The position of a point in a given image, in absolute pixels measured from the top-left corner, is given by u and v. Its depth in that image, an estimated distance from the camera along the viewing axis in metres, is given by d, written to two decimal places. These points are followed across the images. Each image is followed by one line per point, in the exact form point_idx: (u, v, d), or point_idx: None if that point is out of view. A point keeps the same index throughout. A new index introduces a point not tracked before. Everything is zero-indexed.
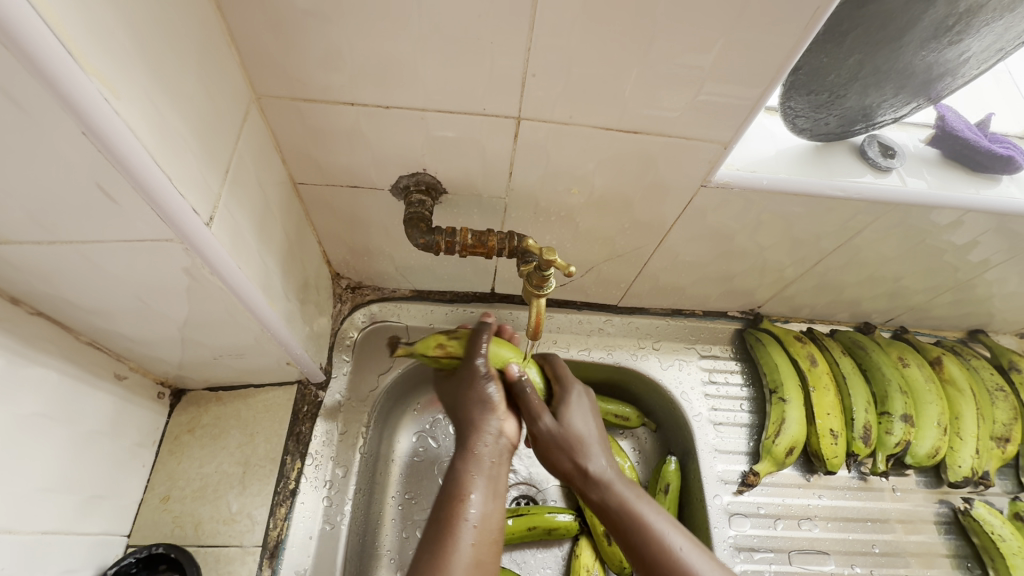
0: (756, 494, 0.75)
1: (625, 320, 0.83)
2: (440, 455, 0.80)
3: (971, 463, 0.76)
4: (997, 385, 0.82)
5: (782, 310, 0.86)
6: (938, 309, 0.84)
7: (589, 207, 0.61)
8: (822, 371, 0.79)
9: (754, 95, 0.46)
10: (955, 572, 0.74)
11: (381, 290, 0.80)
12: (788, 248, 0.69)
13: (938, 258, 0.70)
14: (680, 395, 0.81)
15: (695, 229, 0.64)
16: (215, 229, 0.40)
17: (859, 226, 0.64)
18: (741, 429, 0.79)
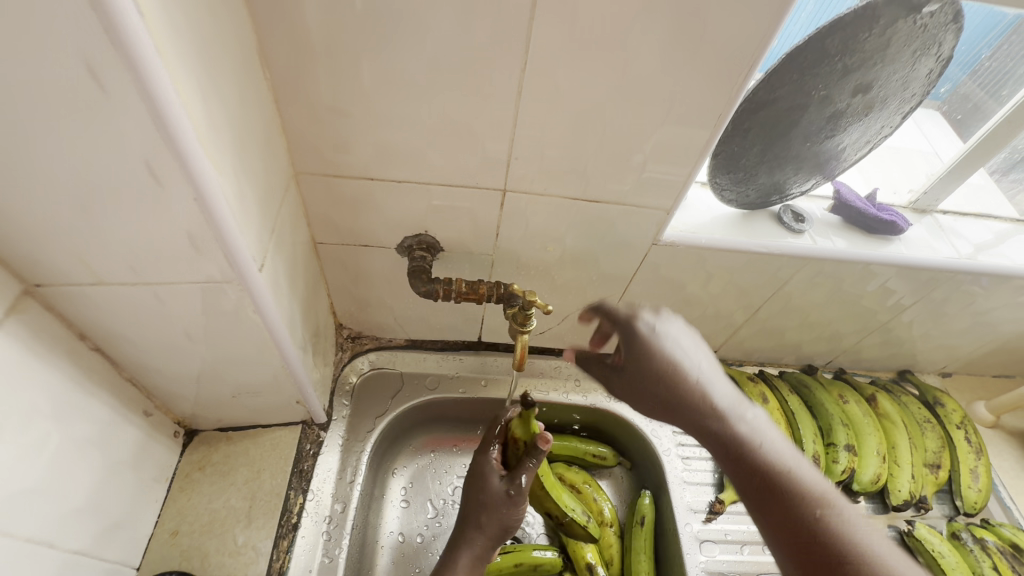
0: (724, 521, 0.82)
1: None
2: (431, 494, 0.87)
3: (909, 488, 0.85)
4: (925, 417, 0.93)
5: (735, 354, 0.97)
6: (868, 351, 0.97)
7: (562, 261, 0.72)
8: (773, 408, 0.90)
9: (684, 173, 0.60)
10: None
11: (379, 339, 0.89)
12: (731, 297, 0.81)
13: (857, 303, 0.84)
14: (651, 432, 0.89)
15: (652, 280, 0.76)
16: (263, 274, 0.49)
17: (786, 276, 0.77)
18: (708, 462, 0.88)
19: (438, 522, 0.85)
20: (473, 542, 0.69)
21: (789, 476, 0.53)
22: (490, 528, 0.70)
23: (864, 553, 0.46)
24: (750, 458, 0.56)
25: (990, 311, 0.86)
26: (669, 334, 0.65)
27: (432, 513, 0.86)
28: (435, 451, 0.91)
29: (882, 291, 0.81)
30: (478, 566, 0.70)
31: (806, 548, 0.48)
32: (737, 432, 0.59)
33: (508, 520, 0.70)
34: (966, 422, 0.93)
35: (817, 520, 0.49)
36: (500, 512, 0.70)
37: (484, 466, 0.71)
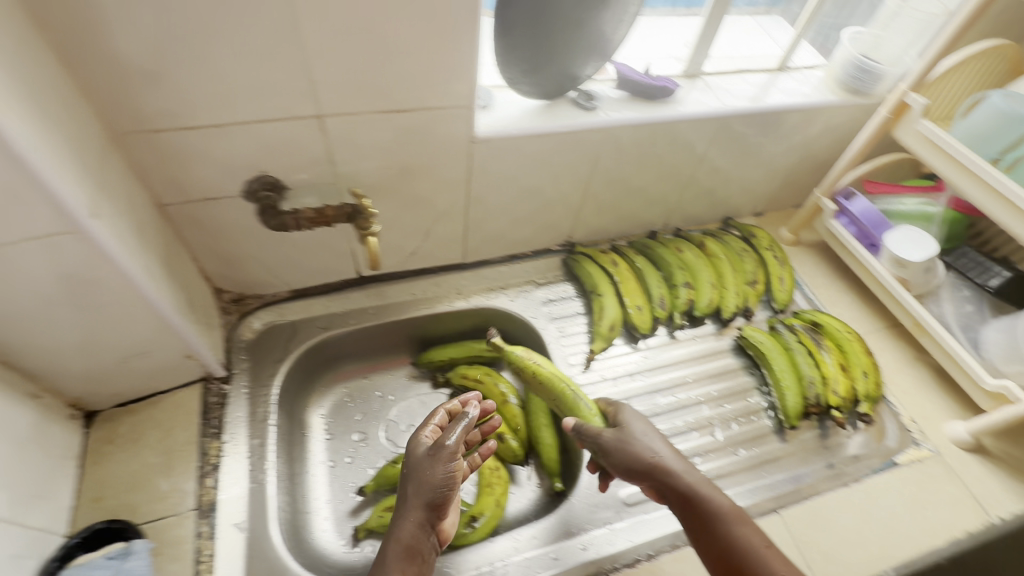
0: (599, 366, 0.99)
1: (473, 273, 1.06)
2: (353, 421, 0.99)
3: (734, 303, 1.06)
4: (742, 248, 1.15)
5: (587, 236, 1.12)
6: (691, 206, 1.16)
7: (399, 175, 0.81)
8: (623, 268, 1.07)
9: (468, 69, 0.70)
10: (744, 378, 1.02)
11: (263, 297, 0.95)
12: (560, 179, 0.94)
13: (662, 163, 1.00)
14: (528, 315, 1.03)
15: (485, 177, 0.87)
16: (97, 222, 0.54)
17: (594, 150, 0.91)
18: (580, 326, 1.03)
19: (365, 441, 0.97)
20: (404, 518, 0.65)
21: (703, 493, 0.68)
22: (416, 495, 0.65)
23: (761, 548, 0.63)
24: (681, 488, 0.68)
25: (765, 149, 1.06)
26: (639, 432, 0.74)
27: (358, 437, 0.97)
28: (348, 384, 1.03)
29: (676, 148, 0.98)
30: (416, 548, 0.63)
31: (709, 541, 0.65)
32: (689, 479, 0.69)
33: (439, 487, 0.65)
34: (772, 244, 1.16)
35: (731, 532, 0.65)
36: (423, 475, 0.66)
37: (416, 449, 0.69)
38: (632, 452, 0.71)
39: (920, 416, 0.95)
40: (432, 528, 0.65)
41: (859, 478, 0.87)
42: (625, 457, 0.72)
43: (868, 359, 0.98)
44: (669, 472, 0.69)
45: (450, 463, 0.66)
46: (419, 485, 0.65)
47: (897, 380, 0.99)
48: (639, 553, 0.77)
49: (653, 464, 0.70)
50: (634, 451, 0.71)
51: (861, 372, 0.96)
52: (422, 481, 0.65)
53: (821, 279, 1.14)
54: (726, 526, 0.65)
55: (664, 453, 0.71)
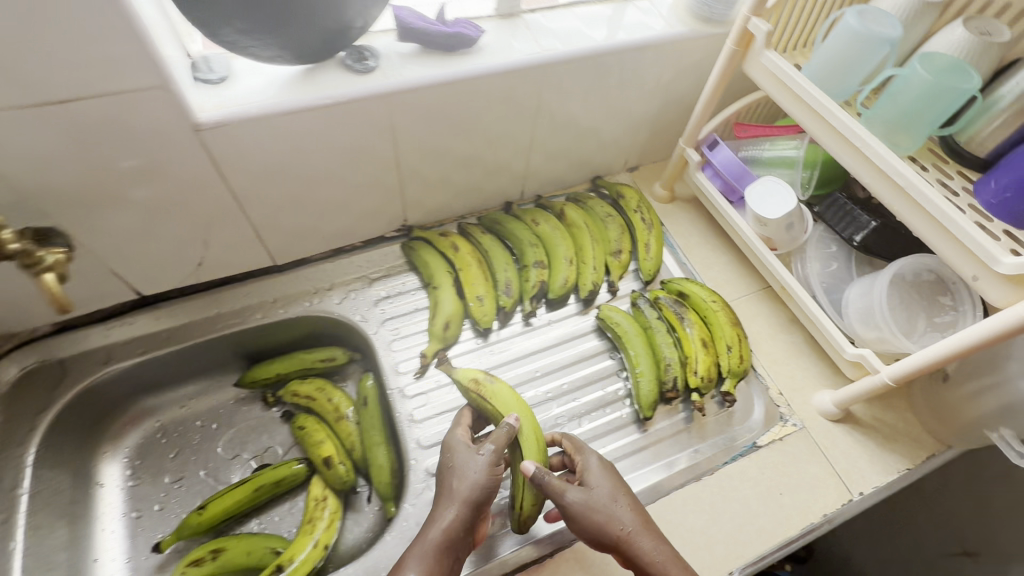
0: (437, 371, 0.86)
1: (291, 276, 0.91)
2: (164, 461, 0.88)
3: (593, 279, 0.94)
4: (607, 213, 1.01)
5: (427, 217, 0.97)
6: (547, 170, 1.01)
7: (117, 181, 0.64)
8: (465, 252, 0.93)
9: (135, 38, 0.52)
10: (606, 362, 0.91)
11: (17, 337, 0.79)
12: (355, 160, 0.78)
13: (489, 126, 0.84)
14: (357, 319, 0.90)
15: (247, 169, 0.71)
16: None
17: (386, 121, 0.74)
18: (417, 324, 0.90)
19: (179, 483, 0.86)
20: (441, 510, 0.64)
21: (662, 573, 0.62)
22: (463, 487, 0.65)
23: None
24: (647, 564, 0.62)
25: (616, 97, 0.91)
26: (596, 495, 0.66)
27: (172, 478, 0.87)
28: (159, 417, 0.90)
29: (499, 108, 0.82)
30: (450, 546, 0.62)
31: None
32: (648, 558, 0.63)
33: (472, 485, 0.65)
34: (642, 205, 1.02)
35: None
36: (468, 474, 0.66)
37: (450, 444, 0.70)
38: (604, 518, 0.64)
39: (788, 387, 0.87)
40: (465, 532, 0.63)
41: (715, 467, 0.79)
42: (597, 525, 0.64)
43: (734, 330, 0.88)
44: (629, 544, 0.63)
45: (484, 454, 0.67)
46: (456, 474, 0.66)
47: (768, 348, 0.90)
48: (542, 551, 0.73)
49: (624, 535, 0.64)
50: (598, 521, 0.64)
51: (726, 346, 0.87)
52: (455, 474, 0.66)
53: (696, 240, 1.03)
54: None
55: (631, 528, 0.64)
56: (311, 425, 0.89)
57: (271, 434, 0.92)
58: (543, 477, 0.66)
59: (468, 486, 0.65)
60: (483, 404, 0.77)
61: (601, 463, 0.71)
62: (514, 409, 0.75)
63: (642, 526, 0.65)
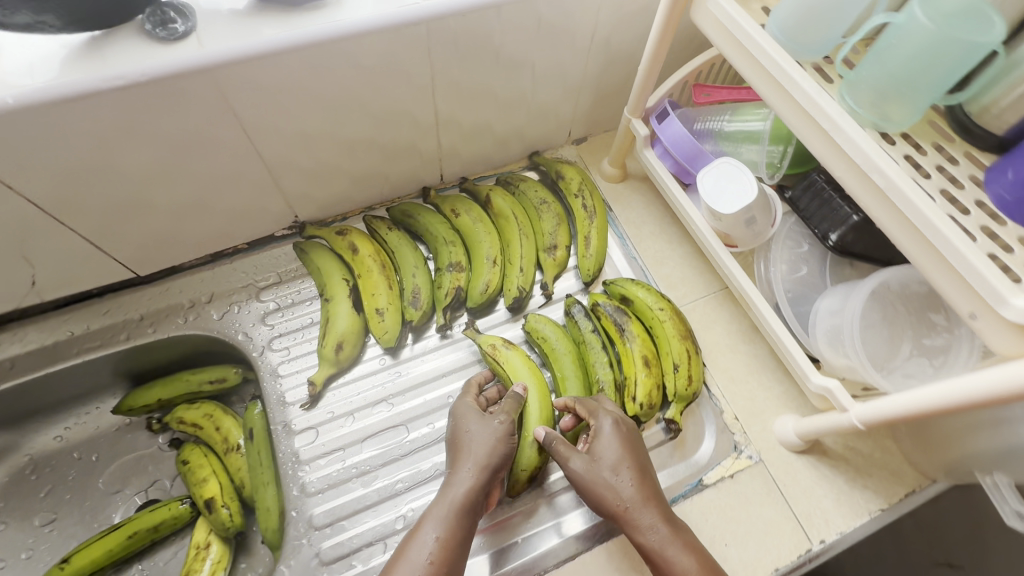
0: (329, 400, 0.74)
1: (160, 288, 0.77)
2: (34, 501, 0.78)
3: (521, 283, 0.79)
4: (541, 200, 0.85)
5: (323, 211, 0.82)
6: (467, 148, 0.84)
7: None
8: (366, 255, 0.78)
9: None
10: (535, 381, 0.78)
11: None
12: (194, 153, 0.62)
13: (370, 102, 0.67)
14: (239, 339, 0.77)
15: (38, 173, 0.55)
16: None
17: (216, 103, 0.58)
18: (311, 343, 0.77)
19: (50, 526, 0.77)
20: (457, 471, 0.61)
21: (662, 549, 0.58)
22: (474, 451, 0.62)
23: None
24: (643, 543, 0.59)
25: (539, 56, 0.72)
26: (607, 460, 0.62)
27: (43, 520, 0.77)
28: (26, 452, 0.80)
29: (377, 78, 0.64)
30: (470, 508, 0.59)
31: None
32: (651, 535, 0.59)
33: (491, 446, 0.62)
34: (585, 187, 0.85)
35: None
36: (481, 439, 0.63)
37: (461, 407, 0.67)
38: (605, 488, 0.61)
39: (746, 411, 0.73)
40: (480, 499, 0.60)
41: None
42: (599, 494, 0.61)
43: (684, 345, 0.73)
44: (632, 520, 0.60)
45: (503, 416, 0.64)
46: (479, 436, 0.63)
47: (725, 363, 0.76)
48: None
49: (621, 509, 0.60)
50: (602, 492, 0.61)
51: (672, 366, 0.72)
52: (466, 437, 0.63)
53: (650, 228, 0.86)
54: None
55: (637, 501, 0.60)
56: (197, 459, 0.77)
57: (159, 465, 0.82)
58: (550, 441, 0.64)
59: (481, 449, 0.62)
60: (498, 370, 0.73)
61: (614, 425, 0.65)
62: (525, 377, 0.71)
63: (654, 500, 0.61)
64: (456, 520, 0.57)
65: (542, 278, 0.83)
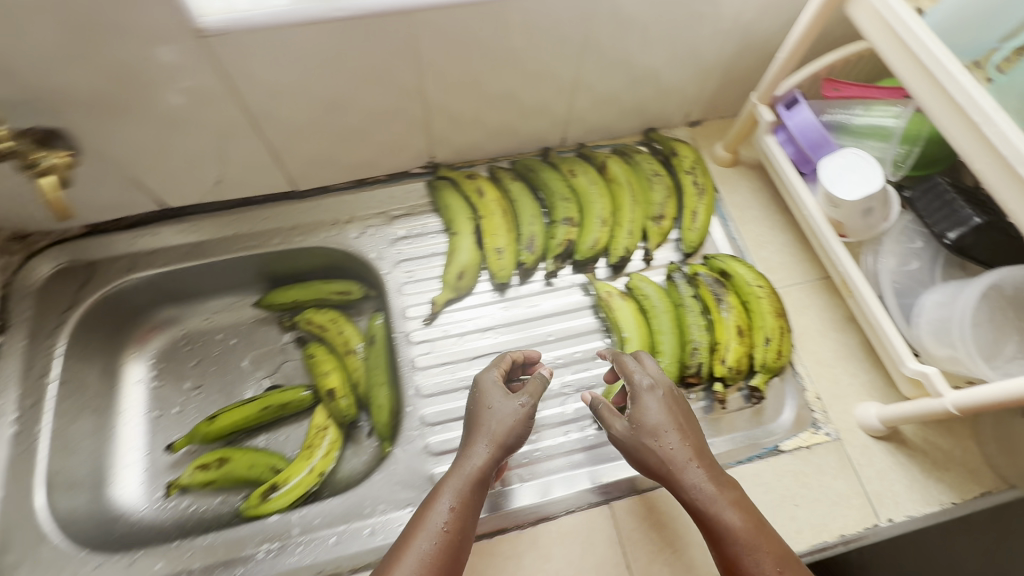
0: (445, 320, 0.83)
1: (312, 203, 0.89)
2: (184, 368, 0.90)
3: (627, 244, 0.86)
4: (654, 172, 0.90)
5: (457, 156, 0.90)
6: (593, 116, 0.90)
7: (127, 88, 0.62)
8: (491, 199, 0.86)
9: None
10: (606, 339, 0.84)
11: (52, 234, 0.82)
12: (375, 86, 0.71)
13: (525, 61, 0.75)
14: (373, 257, 0.87)
15: (257, 85, 0.66)
16: None
17: (409, 44, 0.67)
18: (433, 269, 0.86)
19: (196, 391, 0.89)
20: (472, 447, 0.59)
21: (715, 508, 0.56)
22: (482, 432, 0.60)
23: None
24: (698, 499, 0.57)
25: (682, 35, 0.78)
26: (652, 415, 0.60)
27: (191, 384, 0.90)
28: (182, 328, 0.92)
29: (538, 37, 0.71)
30: (483, 483, 0.58)
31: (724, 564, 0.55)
32: (697, 488, 0.57)
33: (515, 422, 0.61)
34: (697, 166, 0.91)
35: (738, 554, 0.54)
36: (503, 416, 0.61)
37: (483, 384, 0.65)
38: (649, 443, 0.59)
39: (829, 392, 0.77)
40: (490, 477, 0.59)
41: (726, 465, 0.73)
42: (642, 453, 0.60)
43: (777, 322, 0.78)
44: (678, 478, 0.58)
45: (526, 397, 0.63)
46: (501, 413, 0.61)
47: (814, 347, 0.80)
48: (558, 509, 0.70)
49: (667, 468, 0.58)
50: (647, 448, 0.59)
51: (763, 338, 0.77)
52: (489, 413, 0.61)
53: (754, 213, 0.91)
54: (734, 548, 0.54)
55: (683, 458, 0.58)
56: (322, 353, 0.89)
57: (286, 358, 0.94)
58: (596, 402, 0.66)
59: (503, 426, 0.60)
60: (609, 315, 0.81)
61: (653, 387, 0.63)
62: (631, 327, 0.79)
63: (705, 458, 0.59)
64: (474, 493, 0.57)
65: (645, 246, 0.88)
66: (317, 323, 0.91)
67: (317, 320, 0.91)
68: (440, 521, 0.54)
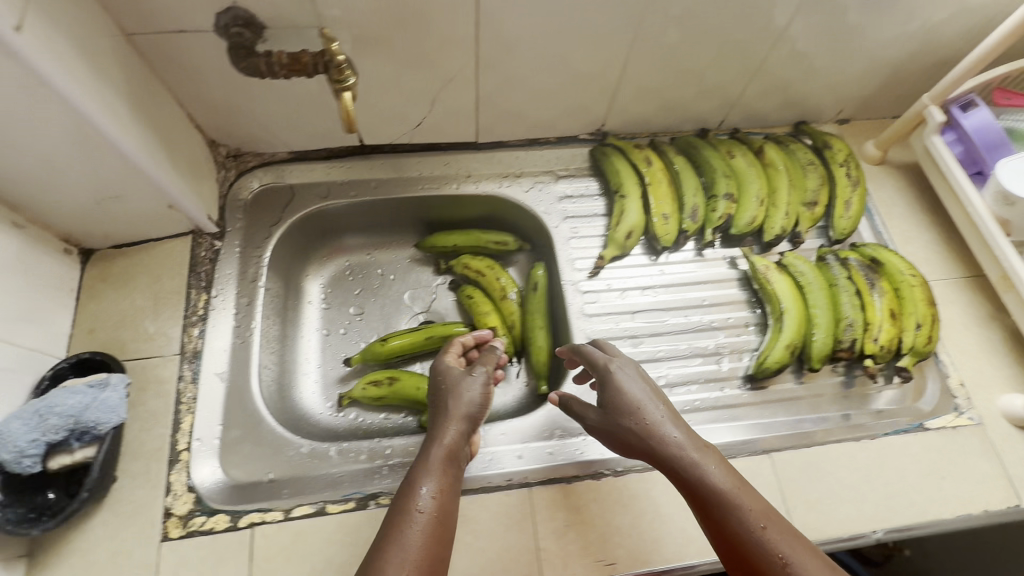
0: (607, 275, 0.89)
1: (488, 155, 0.95)
2: (350, 293, 0.98)
3: (783, 224, 0.91)
4: (810, 161, 0.95)
5: (625, 126, 0.97)
6: (758, 103, 0.96)
7: (395, 24, 0.69)
8: (657, 168, 0.92)
9: None
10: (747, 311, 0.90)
11: (261, 156, 0.90)
12: (591, 48, 0.78)
13: (725, 41, 0.81)
14: (541, 211, 0.93)
15: (499, 34, 0.73)
16: (31, 38, 0.49)
17: (638, 12, 0.73)
18: (596, 229, 0.93)
19: (359, 316, 0.97)
20: (442, 428, 0.61)
21: (704, 472, 0.54)
22: (457, 407, 0.63)
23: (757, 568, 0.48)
24: (674, 470, 0.55)
25: (871, 31, 0.83)
26: (615, 387, 0.61)
27: (358, 311, 0.97)
28: (349, 258, 1.00)
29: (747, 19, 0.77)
30: (453, 462, 0.59)
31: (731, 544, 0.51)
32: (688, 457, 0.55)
33: (475, 402, 0.64)
34: (850, 160, 0.95)
35: (727, 516, 0.51)
36: (470, 391, 0.65)
37: (443, 368, 0.70)
38: (623, 413, 0.59)
39: (973, 380, 0.82)
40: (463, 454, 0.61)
41: (874, 434, 0.77)
42: (614, 432, 0.60)
43: (928, 310, 0.83)
44: (659, 452, 0.56)
45: (480, 378, 0.67)
46: (454, 388, 0.66)
47: (957, 339, 0.85)
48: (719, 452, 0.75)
49: (646, 441, 0.57)
50: (620, 423, 0.59)
51: (914, 323, 0.82)
52: (457, 395, 0.65)
53: (900, 210, 0.95)
54: (724, 512, 0.52)
55: (657, 431, 0.57)
56: (479, 295, 0.95)
57: (439, 297, 1.01)
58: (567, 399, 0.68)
59: (473, 400, 0.64)
60: (764, 287, 0.86)
61: (615, 367, 0.63)
62: (788, 300, 0.84)
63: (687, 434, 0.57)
64: (448, 473, 0.58)
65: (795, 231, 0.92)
66: (474, 269, 0.97)
67: (474, 267, 0.97)
68: (422, 494, 0.54)
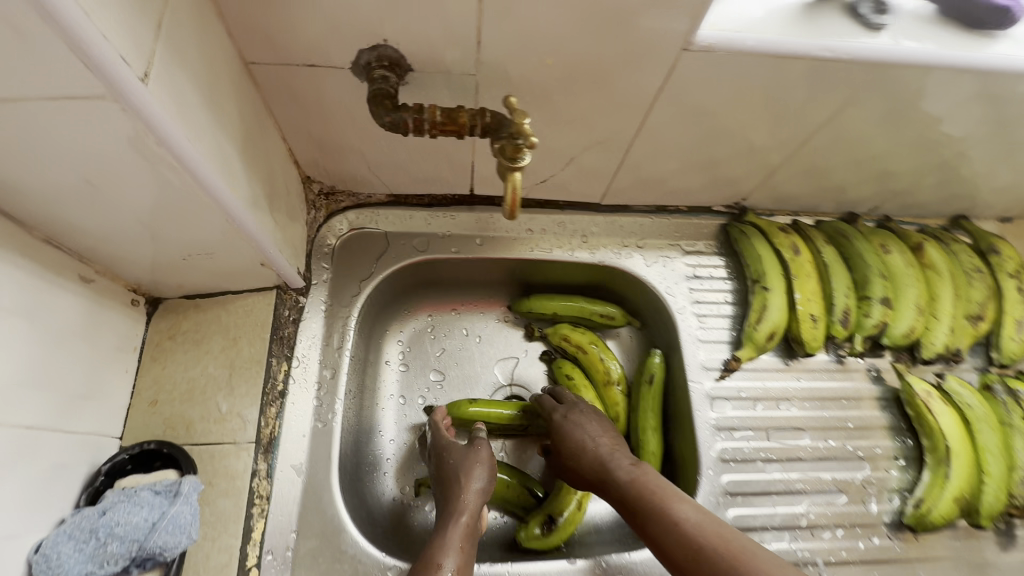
0: (738, 378, 0.78)
1: (609, 219, 0.83)
2: (428, 356, 0.85)
3: (944, 341, 0.79)
4: (975, 266, 0.83)
5: (767, 203, 0.85)
6: (923, 194, 0.83)
7: (563, 81, 0.57)
8: (805, 259, 0.80)
9: None
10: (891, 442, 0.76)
11: (356, 196, 0.78)
12: (774, 126, 0.66)
13: (926, 132, 0.68)
14: (665, 291, 0.81)
15: (677, 103, 0.61)
16: (152, 88, 0.38)
17: (847, 95, 0.61)
18: (726, 320, 0.81)
19: (439, 383, 0.83)
20: (454, 497, 0.61)
21: (671, 517, 0.54)
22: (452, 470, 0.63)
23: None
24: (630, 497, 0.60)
25: None
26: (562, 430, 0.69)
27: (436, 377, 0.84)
28: (432, 312, 0.87)
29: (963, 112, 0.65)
30: (473, 532, 0.58)
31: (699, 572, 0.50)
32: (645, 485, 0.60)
33: (478, 465, 0.64)
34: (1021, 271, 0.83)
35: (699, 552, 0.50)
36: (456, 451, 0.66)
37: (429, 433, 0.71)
38: (577, 454, 0.66)
39: None
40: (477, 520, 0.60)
41: None
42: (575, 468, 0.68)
43: None
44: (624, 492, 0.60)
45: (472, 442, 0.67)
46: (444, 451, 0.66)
47: None
48: None
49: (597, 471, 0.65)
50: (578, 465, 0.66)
51: None
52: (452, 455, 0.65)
53: None
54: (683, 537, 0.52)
55: (609, 462, 0.64)
56: (579, 377, 0.82)
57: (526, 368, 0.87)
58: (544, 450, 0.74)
59: (479, 465, 0.64)
60: (923, 417, 0.74)
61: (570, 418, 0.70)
62: (955, 439, 0.72)
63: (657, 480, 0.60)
64: (466, 549, 0.56)
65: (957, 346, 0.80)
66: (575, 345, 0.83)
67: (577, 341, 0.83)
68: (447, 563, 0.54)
